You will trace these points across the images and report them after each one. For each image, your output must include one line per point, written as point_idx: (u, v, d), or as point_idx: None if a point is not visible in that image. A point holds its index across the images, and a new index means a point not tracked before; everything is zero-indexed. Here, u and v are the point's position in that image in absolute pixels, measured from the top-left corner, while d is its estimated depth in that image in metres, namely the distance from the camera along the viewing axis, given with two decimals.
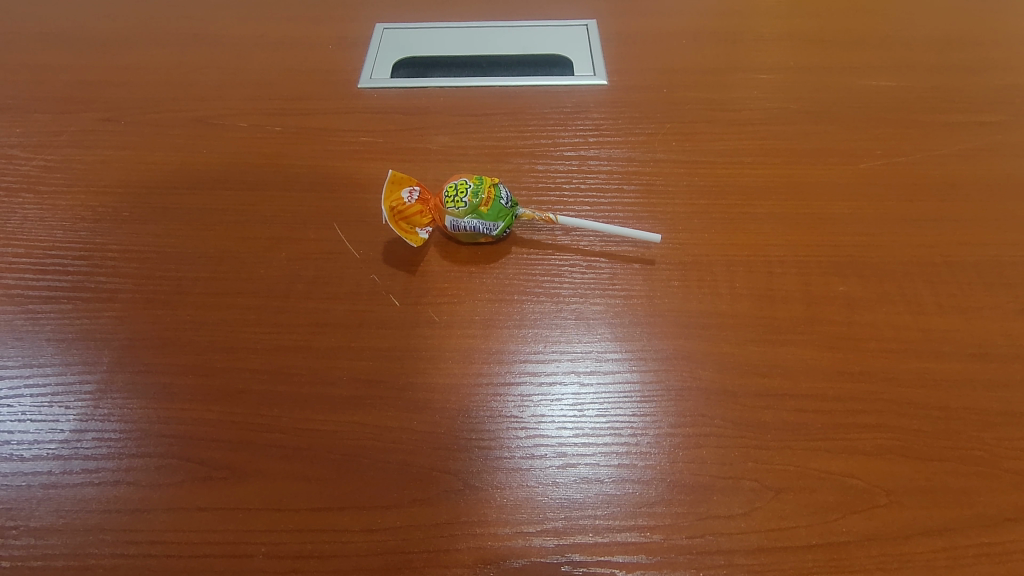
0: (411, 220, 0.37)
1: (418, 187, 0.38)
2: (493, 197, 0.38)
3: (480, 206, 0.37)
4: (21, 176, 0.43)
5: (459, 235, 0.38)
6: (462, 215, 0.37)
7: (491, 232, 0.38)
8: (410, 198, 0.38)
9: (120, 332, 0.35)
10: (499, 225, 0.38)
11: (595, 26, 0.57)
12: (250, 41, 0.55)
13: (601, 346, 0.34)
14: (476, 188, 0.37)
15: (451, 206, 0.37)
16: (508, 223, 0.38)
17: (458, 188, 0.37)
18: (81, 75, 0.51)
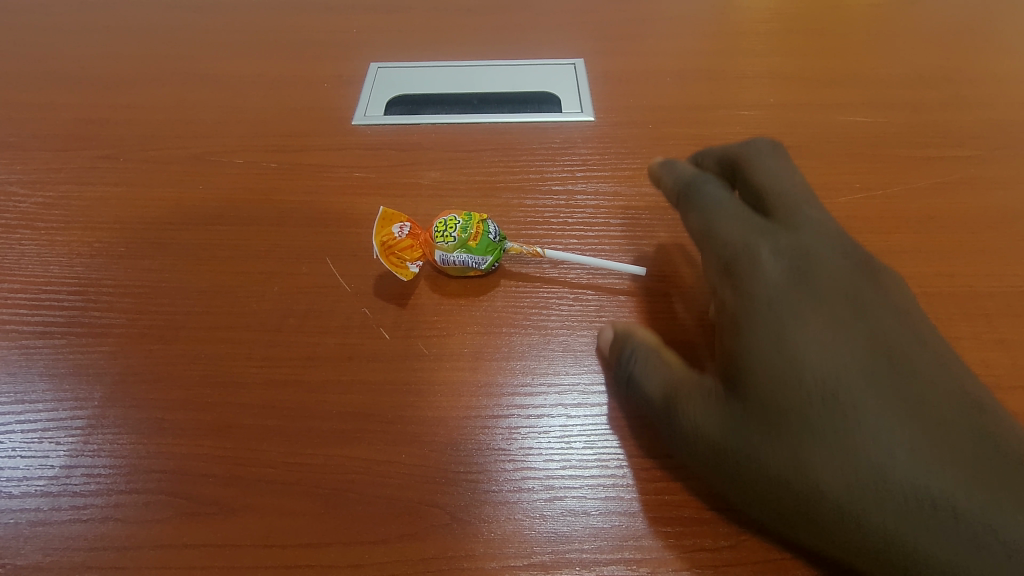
0: (402, 254, 0.38)
1: (409, 222, 0.39)
2: (482, 229, 0.39)
3: (468, 240, 0.38)
4: (20, 213, 0.43)
5: (450, 267, 0.39)
6: (452, 249, 0.38)
7: (480, 265, 0.38)
8: (401, 233, 0.39)
9: (113, 367, 0.35)
10: (488, 259, 0.38)
11: (582, 64, 0.59)
12: (249, 79, 0.57)
13: (588, 378, 0.35)
14: (464, 224, 0.38)
15: (440, 240, 0.38)
16: (497, 257, 0.39)
17: (447, 223, 0.39)
18: (81, 113, 0.52)
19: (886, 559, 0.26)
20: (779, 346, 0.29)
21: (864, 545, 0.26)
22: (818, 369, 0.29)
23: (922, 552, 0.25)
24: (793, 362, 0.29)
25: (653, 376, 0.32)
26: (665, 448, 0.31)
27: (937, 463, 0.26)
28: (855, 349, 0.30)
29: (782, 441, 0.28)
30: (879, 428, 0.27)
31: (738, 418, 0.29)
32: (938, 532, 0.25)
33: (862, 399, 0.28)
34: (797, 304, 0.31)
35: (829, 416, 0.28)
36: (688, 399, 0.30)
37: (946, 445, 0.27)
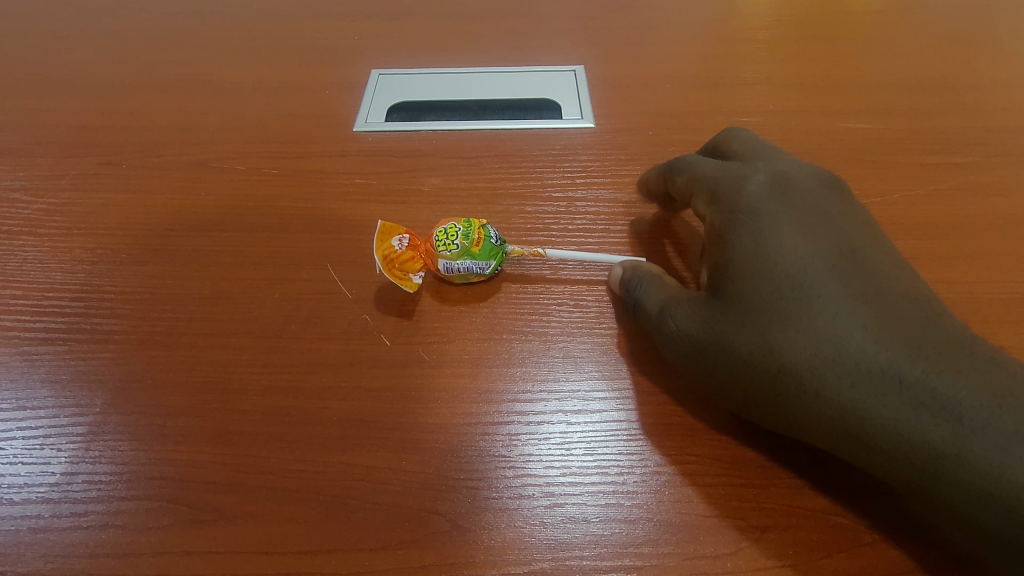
0: (404, 266, 0.38)
1: (407, 234, 0.39)
2: (483, 236, 0.39)
3: (471, 247, 0.38)
4: (22, 219, 0.44)
5: (452, 276, 0.39)
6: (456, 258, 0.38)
7: (484, 270, 0.39)
8: (401, 246, 0.38)
9: (114, 374, 0.35)
10: (491, 263, 0.39)
11: (582, 71, 0.59)
12: (250, 86, 0.57)
13: (588, 385, 0.35)
14: (465, 231, 0.38)
15: (442, 250, 0.38)
16: (499, 261, 0.39)
17: (448, 232, 0.38)
18: (84, 120, 0.52)
19: (845, 430, 0.28)
20: (750, 248, 0.33)
21: (825, 419, 0.29)
22: (783, 264, 0.32)
23: (877, 420, 0.27)
24: (763, 259, 0.32)
25: (652, 290, 0.36)
26: (660, 350, 0.35)
27: (892, 342, 0.29)
28: (823, 249, 0.32)
29: (751, 327, 0.31)
30: (837, 311, 0.30)
31: (716, 313, 0.32)
32: (891, 400, 0.27)
33: (825, 289, 0.31)
34: (771, 213, 0.34)
35: (795, 303, 0.31)
36: (676, 302, 0.34)
37: (904, 328, 0.29)
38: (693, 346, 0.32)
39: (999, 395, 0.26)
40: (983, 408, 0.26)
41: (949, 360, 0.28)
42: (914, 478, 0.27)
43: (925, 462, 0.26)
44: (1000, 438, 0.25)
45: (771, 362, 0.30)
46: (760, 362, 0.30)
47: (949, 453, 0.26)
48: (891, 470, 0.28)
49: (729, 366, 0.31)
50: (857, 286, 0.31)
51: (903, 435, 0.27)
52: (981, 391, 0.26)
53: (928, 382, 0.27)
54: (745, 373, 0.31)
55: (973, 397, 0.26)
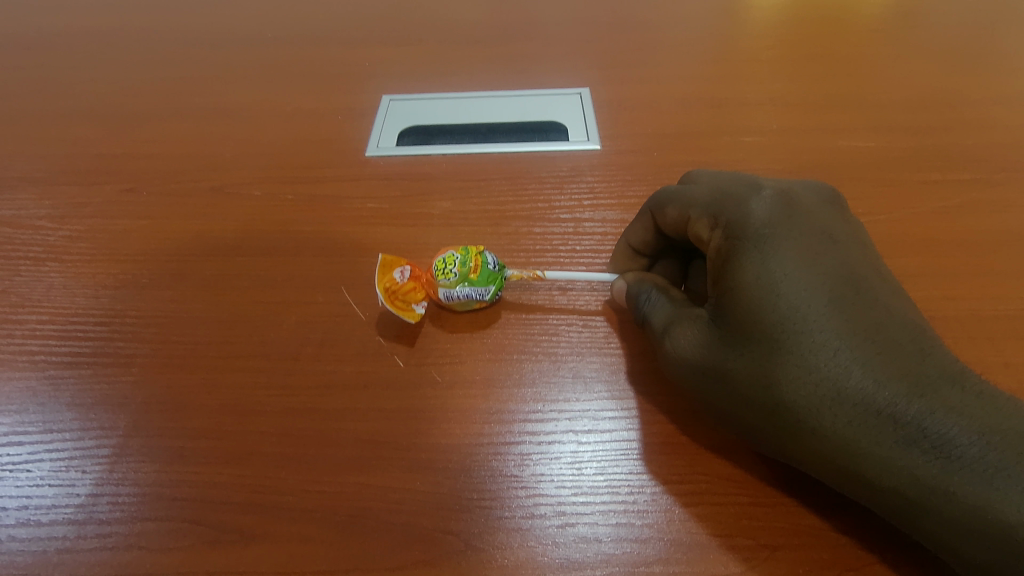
0: (406, 296, 0.39)
1: (409, 266, 0.40)
2: (482, 261, 0.40)
3: (469, 274, 0.39)
4: (47, 246, 0.45)
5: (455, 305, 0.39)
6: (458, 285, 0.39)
7: (484, 296, 0.39)
8: (403, 277, 0.39)
9: (137, 397, 0.36)
10: (490, 289, 0.39)
11: (588, 93, 0.60)
12: (265, 113, 0.58)
13: (598, 404, 0.35)
14: (463, 259, 0.39)
15: (441, 279, 0.39)
16: (498, 286, 0.40)
17: (447, 261, 0.39)
18: (106, 148, 0.54)
19: (837, 463, 0.28)
20: (752, 272, 0.31)
21: (818, 453, 0.28)
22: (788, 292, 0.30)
23: (869, 457, 0.27)
24: (765, 287, 0.30)
25: (657, 309, 0.36)
26: (663, 368, 0.35)
27: (890, 377, 0.28)
28: (827, 273, 0.31)
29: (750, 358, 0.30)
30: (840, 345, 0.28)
31: (713, 340, 0.32)
32: (885, 437, 0.27)
33: (825, 319, 0.29)
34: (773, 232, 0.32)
35: (792, 334, 0.29)
36: (676, 324, 0.34)
37: (906, 363, 0.28)
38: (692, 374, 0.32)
39: (997, 433, 0.26)
40: (977, 446, 0.26)
41: (947, 396, 0.27)
42: (905, 512, 0.27)
43: (916, 498, 0.26)
44: (992, 480, 0.25)
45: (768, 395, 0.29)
46: (756, 394, 0.30)
47: (941, 490, 0.26)
48: (884, 502, 0.27)
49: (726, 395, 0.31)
50: (861, 316, 0.29)
51: (895, 472, 0.27)
52: (976, 429, 0.26)
53: (923, 420, 0.27)
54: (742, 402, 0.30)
55: (967, 436, 0.26)
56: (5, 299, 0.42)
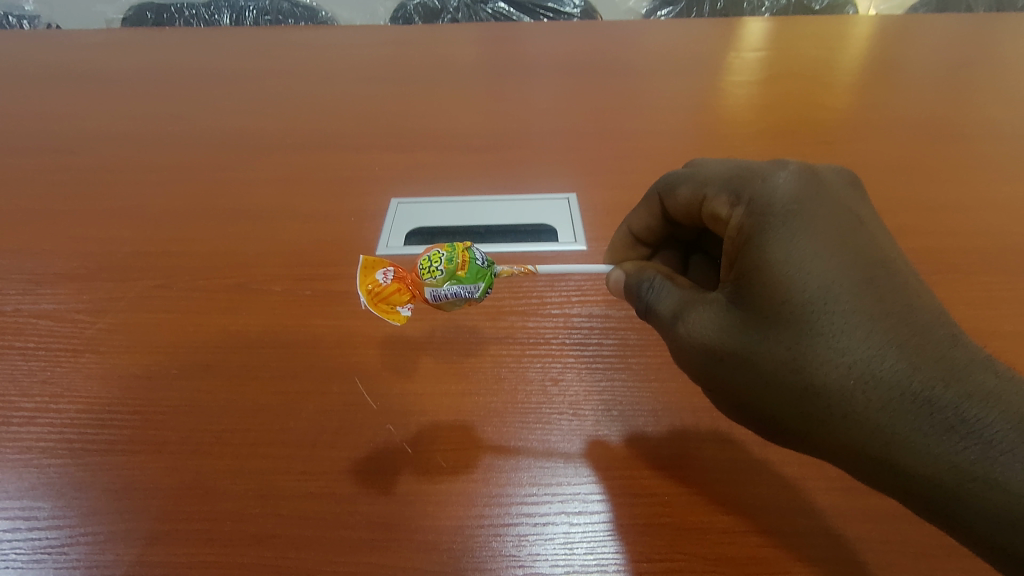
0: (390, 298, 0.43)
1: (391, 269, 0.44)
2: (468, 261, 0.44)
3: (456, 270, 0.43)
4: (86, 339, 0.50)
5: (441, 304, 0.44)
6: (441, 284, 0.43)
7: (473, 291, 0.44)
8: (386, 280, 0.44)
9: (167, 481, 0.40)
10: (479, 285, 0.44)
11: (575, 198, 0.67)
12: (285, 214, 0.65)
13: (587, 487, 0.39)
14: (449, 256, 0.44)
15: (429, 277, 0.43)
16: (487, 282, 0.45)
17: (431, 259, 0.43)
18: (140, 246, 0.60)
19: (875, 446, 0.32)
20: (773, 264, 0.35)
21: (854, 437, 0.32)
22: (812, 283, 0.34)
23: (905, 441, 0.31)
24: (791, 277, 0.34)
25: (664, 296, 0.41)
26: (675, 350, 0.40)
27: (924, 364, 0.31)
28: (859, 263, 0.34)
29: (777, 344, 0.34)
30: (860, 332, 0.32)
31: (745, 326, 0.35)
32: (920, 422, 0.31)
33: (861, 309, 0.33)
34: (809, 222, 0.35)
35: (831, 325, 0.33)
36: (691, 310, 0.38)
37: (923, 347, 0.32)
38: (716, 358, 0.37)
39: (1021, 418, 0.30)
40: (1007, 431, 0.29)
41: (975, 381, 0.31)
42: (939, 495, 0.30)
43: (954, 481, 0.30)
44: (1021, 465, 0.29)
45: (791, 378, 0.34)
46: (781, 377, 0.34)
47: (978, 475, 0.29)
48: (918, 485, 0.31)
49: (747, 377, 0.36)
50: (880, 304, 0.33)
51: (931, 456, 0.30)
52: (1005, 416, 0.30)
53: (957, 406, 0.30)
54: (764, 385, 0.35)
55: (997, 422, 0.30)
56: (45, 389, 0.46)
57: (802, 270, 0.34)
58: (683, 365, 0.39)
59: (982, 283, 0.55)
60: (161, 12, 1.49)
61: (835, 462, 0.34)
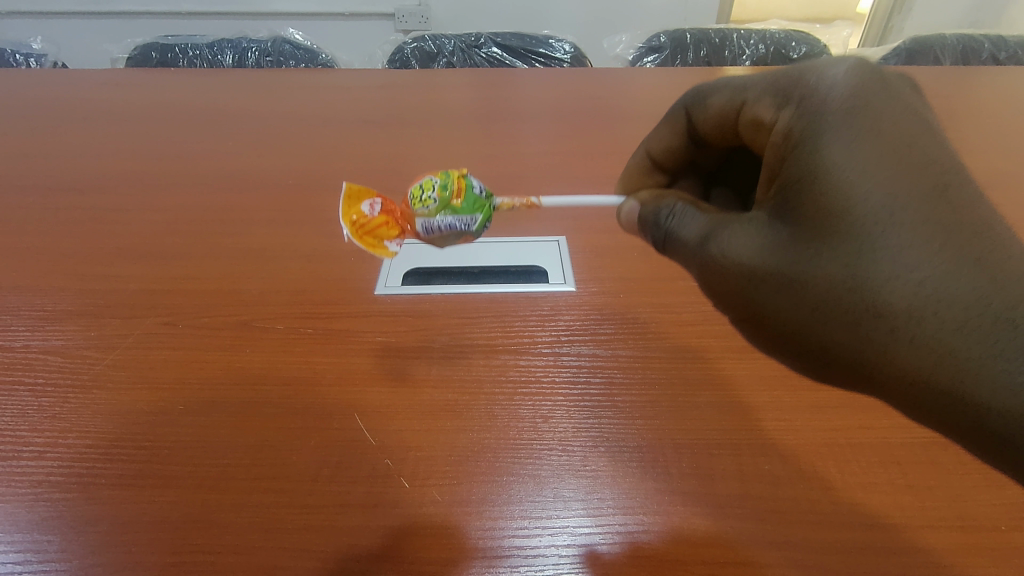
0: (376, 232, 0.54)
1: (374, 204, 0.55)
2: (463, 195, 0.53)
3: (450, 199, 0.52)
4: (95, 375, 0.52)
5: (435, 238, 0.54)
6: (436, 214, 0.53)
7: (470, 220, 0.53)
8: (370, 213, 0.54)
9: (173, 515, 0.41)
10: (475, 213, 0.53)
11: (565, 240, 0.71)
12: (287, 253, 0.68)
13: (576, 521, 0.41)
14: (442, 185, 0.53)
15: (420, 204, 0.52)
16: (483, 213, 0.54)
17: (423, 190, 0.53)
18: (147, 283, 0.62)
19: (936, 360, 0.35)
20: (836, 181, 0.36)
21: (914, 352, 0.35)
22: (873, 196, 0.36)
23: (968, 357, 0.34)
24: (848, 191, 0.36)
25: (691, 225, 0.46)
26: (711, 272, 0.43)
27: (989, 283, 0.34)
28: (927, 177, 0.36)
29: (831, 262, 0.37)
30: (920, 248, 0.35)
31: (798, 248, 0.38)
32: (983, 339, 0.34)
33: (929, 228, 0.35)
34: (875, 134, 0.36)
35: (895, 242, 0.35)
36: (731, 236, 0.42)
37: (985, 263, 0.34)
38: (766, 279, 0.40)
39: None
40: None
41: None
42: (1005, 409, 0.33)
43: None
44: None
45: (847, 295, 0.37)
46: (838, 294, 0.37)
47: None
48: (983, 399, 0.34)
49: (794, 296, 0.39)
50: (946, 221, 0.35)
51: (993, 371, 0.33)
52: None
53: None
54: (814, 303, 0.38)
55: None
56: (55, 424, 0.47)
57: (861, 183, 0.36)
58: (718, 289, 0.44)
59: None
60: (166, 52, 1.54)
61: (890, 372, 0.37)
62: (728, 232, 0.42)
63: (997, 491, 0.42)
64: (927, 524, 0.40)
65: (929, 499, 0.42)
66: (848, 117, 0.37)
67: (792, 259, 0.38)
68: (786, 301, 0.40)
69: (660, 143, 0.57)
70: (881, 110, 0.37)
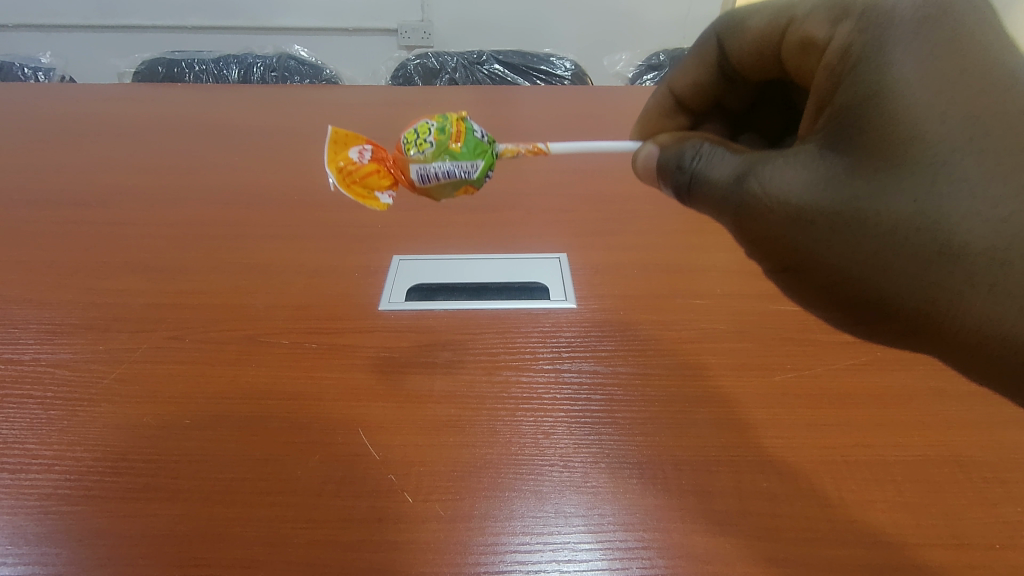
0: (371, 183, 0.58)
1: (366, 152, 0.59)
2: (461, 143, 0.56)
3: (449, 146, 0.56)
4: (102, 389, 0.52)
5: (429, 187, 0.57)
6: (429, 161, 0.56)
7: (470, 169, 0.56)
8: (363, 162, 0.58)
9: (179, 529, 0.42)
10: (474, 160, 0.56)
11: (566, 257, 0.72)
12: (293, 268, 0.69)
13: (577, 537, 0.41)
14: (438, 132, 0.56)
15: (416, 151, 0.56)
16: (483, 162, 0.57)
17: (416, 138, 0.56)
18: (154, 297, 0.63)
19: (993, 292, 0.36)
20: (894, 110, 0.37)
21: (971, 284, 0.36)
22: (939, 122, 0.36)
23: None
24: (909, 120, 0.37)
25: (727, 168, 0.47)
26: (750, 208, 0.44)
27: None
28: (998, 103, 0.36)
29: (898, 195, 0.38)
30: (982, 177, 0.36)
31: (849, 181, 0.39)
32: None
33: (989, 158, 0.36)
34: (941, 58, 0.37)
35: (952, 174, 0.36)
36: (776, 172, 0.43)
37: None
38: (823, 217, 0.41)
39: None
40: None
41: None
42: None
43: None
44: None
45: (905, 227, 0.38)
46: (899, 227, 0.38)
47: None
48: None
49: (840, 230, 0.40)
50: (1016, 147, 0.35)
51: None
52: None
53: None
54: (866, 237, 0.39)
55: None
56: (63, 437, 0.48)
57: (927, 111, 0.36)
58: (758, 225, 0.44)
59: None
60: (172, 67, 1.56)
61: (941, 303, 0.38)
62: (782, 171, 0.42)
63: (992, 510, 0.43)
64: (924, 542, 0.41)
65: (925, 518, 0.42)
66: (915, 37, 0.37)
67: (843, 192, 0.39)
68: (843, 238, 0.40)
69: (684, 80, 0.60)
70: (951, 29, 0.37)
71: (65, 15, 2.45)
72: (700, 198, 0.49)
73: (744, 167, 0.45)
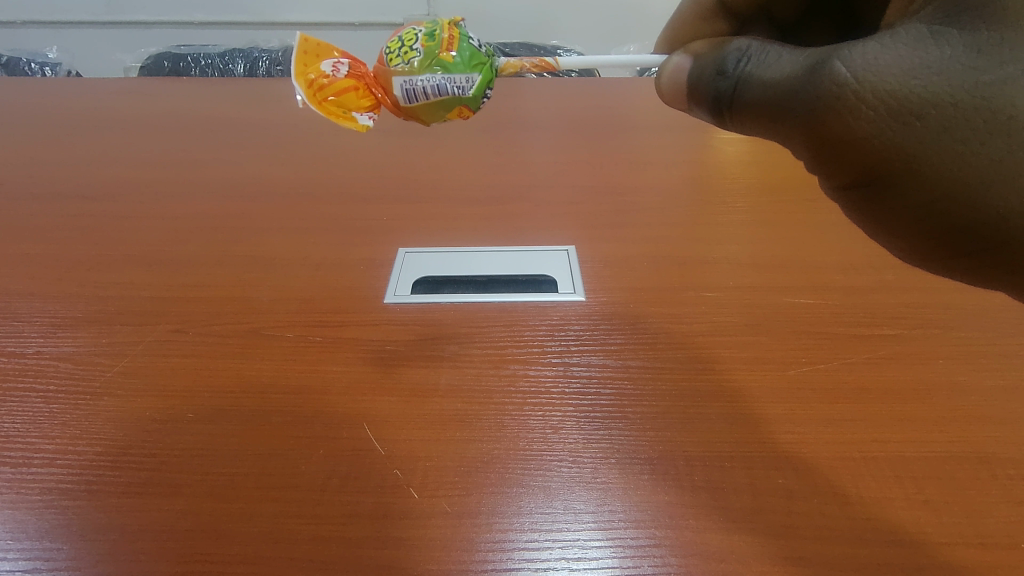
0: (351, 103, 0.57)
1: (342, 67, 0.58)
2: (454, 54, 0.55)
3: (438, 57, 0.55)
4: (105, 382, 0.52)
5: (413, 106, 0.56)
6: (415, 73, 0.55)
7: (467, 85, 0.55)
8: (340, 78, 0.57)
9: (181, 523, 0.41)
10: (468, 74, 0.55)
11: (574, 250, 0.71)
12: (298, 260, 0.68)
13: (586, 535, 0.40)
14: (422, 43, 0.55)
15: (400, 64, 0.55)
16: (480, 77, 0.56)
17: (397, 50, 0.55)
18: (157, 290, 0.63)
19: None
20: None
21: None
22: None
23: None
24: None
25: (799, 61, 0.44)
26: (833, 94, 0.41)
27: None
28: None
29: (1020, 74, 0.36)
30: None
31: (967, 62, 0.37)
32: None
33: None
34: None
35: None
36: (871, 55, 0.40)
37: None
38: (928, 105, 0.38)
39: None
40: None
41: None
42: None
43: None
44: None
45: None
46: None
47: None
48: None
49: (948, 114, 0.38)
50: None
51: None
52: None
53: None
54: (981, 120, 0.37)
55: None
56: (65, 431, 0.48)
57: None
58: (841, 114, 0.41)
59: (964, 338, 0.56)
60: (177, 61, 1.56)
61: None
62: (881, 59, 0.40)
63: (1017, 508, 0.41)
64: (946, 542, 0.40)
65: (947, 515, 0.41)
66: None
67: (960, 73, 0.37)
68: (954, 135, 0.38)
69: None
70: None
71: (72, 11, 2.46)
72: (765, 99, 0.46)
73: (824, 56, 0.42)
